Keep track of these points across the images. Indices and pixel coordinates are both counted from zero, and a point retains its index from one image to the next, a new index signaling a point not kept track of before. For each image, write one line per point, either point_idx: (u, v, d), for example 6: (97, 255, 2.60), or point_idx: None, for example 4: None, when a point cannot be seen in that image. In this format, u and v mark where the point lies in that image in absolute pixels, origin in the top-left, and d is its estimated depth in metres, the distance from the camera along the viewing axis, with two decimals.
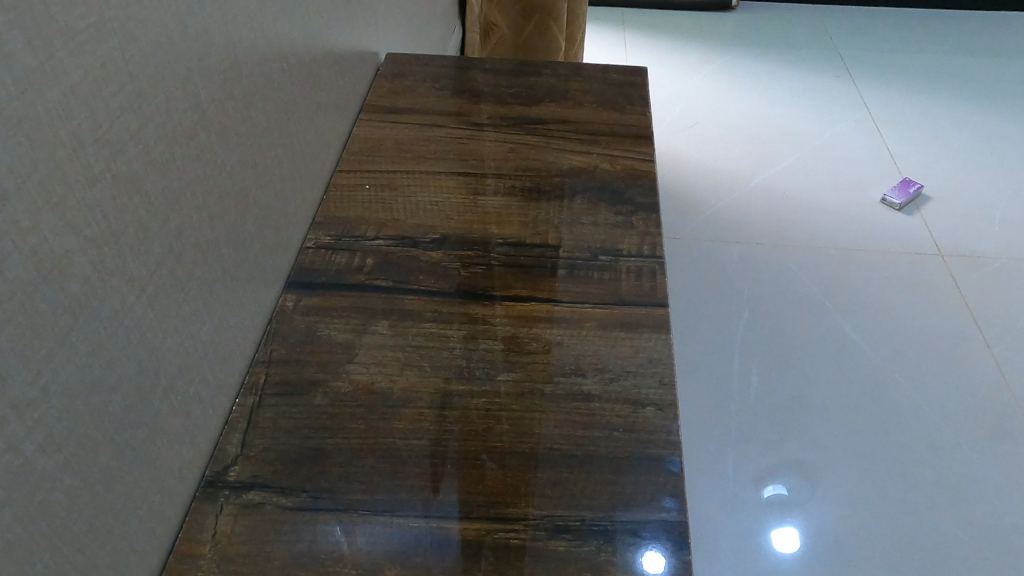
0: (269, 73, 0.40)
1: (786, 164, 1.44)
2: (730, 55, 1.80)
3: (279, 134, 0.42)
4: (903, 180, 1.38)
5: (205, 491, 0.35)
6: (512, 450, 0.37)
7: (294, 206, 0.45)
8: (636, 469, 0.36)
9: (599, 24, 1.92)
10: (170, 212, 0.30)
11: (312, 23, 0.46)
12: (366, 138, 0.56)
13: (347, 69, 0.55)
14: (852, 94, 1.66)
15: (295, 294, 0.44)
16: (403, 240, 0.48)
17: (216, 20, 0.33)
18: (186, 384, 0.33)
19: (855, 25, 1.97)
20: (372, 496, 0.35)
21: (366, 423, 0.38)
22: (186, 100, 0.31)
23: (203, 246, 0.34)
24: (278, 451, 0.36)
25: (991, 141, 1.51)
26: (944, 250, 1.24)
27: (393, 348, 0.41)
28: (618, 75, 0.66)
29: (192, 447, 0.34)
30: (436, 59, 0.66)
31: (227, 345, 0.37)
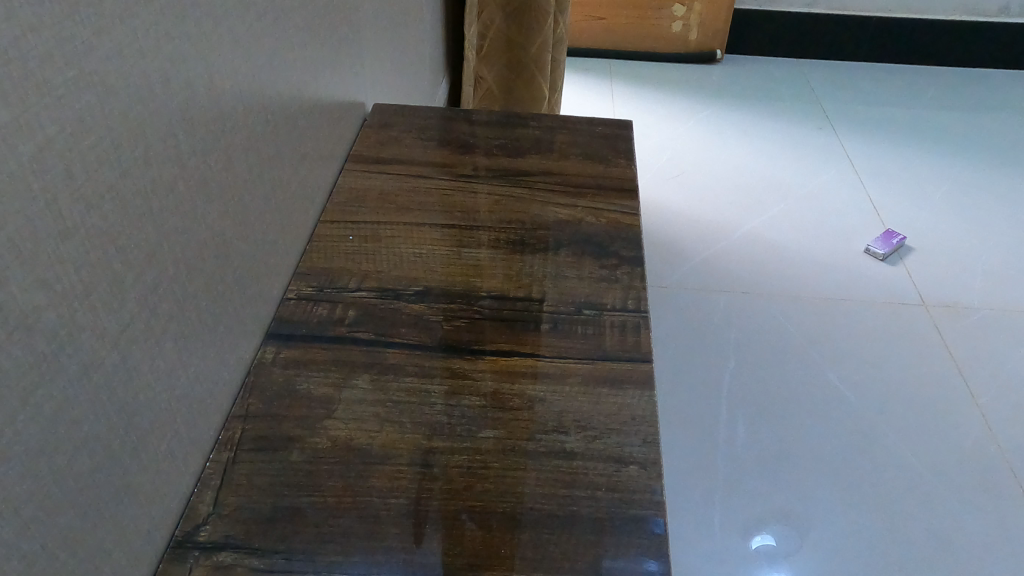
0: (254, 123, 0.40)
1: (770, 214, 1.45)
2: (715, 106, 1.83)
3: (262, 185, 0.42)
4: (886, 231, 1.40)
5: (175, 552, 0.33)
6: (493, 510, 0.36)
7: (276, 257, 0.45)
8: (618, 531, 0.35)
9: (586, 75, 1.96)
10: (147, 265, 0.30)
11: (298, 75, 0.46)
12: (351, 188, 0.56)
13: (333, 118, 0.55)
14: (834, 145, 1.69)
15: (275, 346, 0.43)
16: (385, 292, 0.47)
17: (200, 73, 0.33)
18: (158, 440, 0.32)
19: (837, 78, 2.01)
20: (348, 557, 0.34)
21: (344, 480, 0.37)
22: (167, 153, 0.31)
23: (180, 300, 0.33)
24: (252, 510, 0.35)
25: (971, 193, 1.53)
26: (927, 299, 1.25)
27: (373, 403, 0.41)
28: (603, 128, 0.66)
29: (162, 506, 0.33)
30: (422, 111, 0.67)
31: (203, 401, 0.36)
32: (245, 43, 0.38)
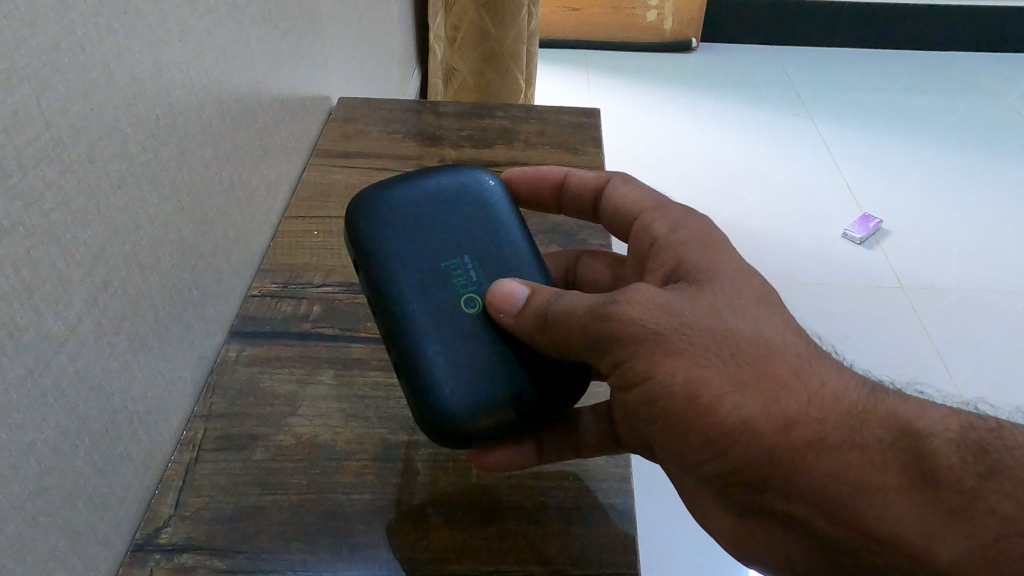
0: (208, 117, 0.39)
1: (748, 201, 1.45)
2: (690, 94, 1.83)
3: (221, 180, 0.41)
4: (863, 216, 1.40)
5: (134, 555, 0.33)
6: (458, 503, 0.36)
7: (238, 254, 0.44)
8: (586, 520, 0.36)
9: (561, 66, 1.95)
10: (94, 265, 0.29)
11: (256, 68, 0.45)
12: (316, 183, 0.55)
13: (295, 112, 0.54)
14: (809, 130, 1.69)
15: (238, 344, 0.42)
16: (350, 287, 0.47)
17: (148, 67, 0.33)
18: (113, 441, 0.31)
19: (812, 64, 2.01)
20: (313, 555, 0.33)
21: (308, 478, 0.36)
22: (114, 149, 0.30)
23: (134, 298, 0.32)
24: (215, 510, 0.35)
25: (946, 175, 1.54)
26: (905, 282, 1.26)
27: (338, 400, 0.40)
28: (570, 116, 0.66)
29: (121, 509, 0.32)
30: (390, 103, 0.66)
31: (162, 401, 0.36)
32: (197, 35, 0.37)
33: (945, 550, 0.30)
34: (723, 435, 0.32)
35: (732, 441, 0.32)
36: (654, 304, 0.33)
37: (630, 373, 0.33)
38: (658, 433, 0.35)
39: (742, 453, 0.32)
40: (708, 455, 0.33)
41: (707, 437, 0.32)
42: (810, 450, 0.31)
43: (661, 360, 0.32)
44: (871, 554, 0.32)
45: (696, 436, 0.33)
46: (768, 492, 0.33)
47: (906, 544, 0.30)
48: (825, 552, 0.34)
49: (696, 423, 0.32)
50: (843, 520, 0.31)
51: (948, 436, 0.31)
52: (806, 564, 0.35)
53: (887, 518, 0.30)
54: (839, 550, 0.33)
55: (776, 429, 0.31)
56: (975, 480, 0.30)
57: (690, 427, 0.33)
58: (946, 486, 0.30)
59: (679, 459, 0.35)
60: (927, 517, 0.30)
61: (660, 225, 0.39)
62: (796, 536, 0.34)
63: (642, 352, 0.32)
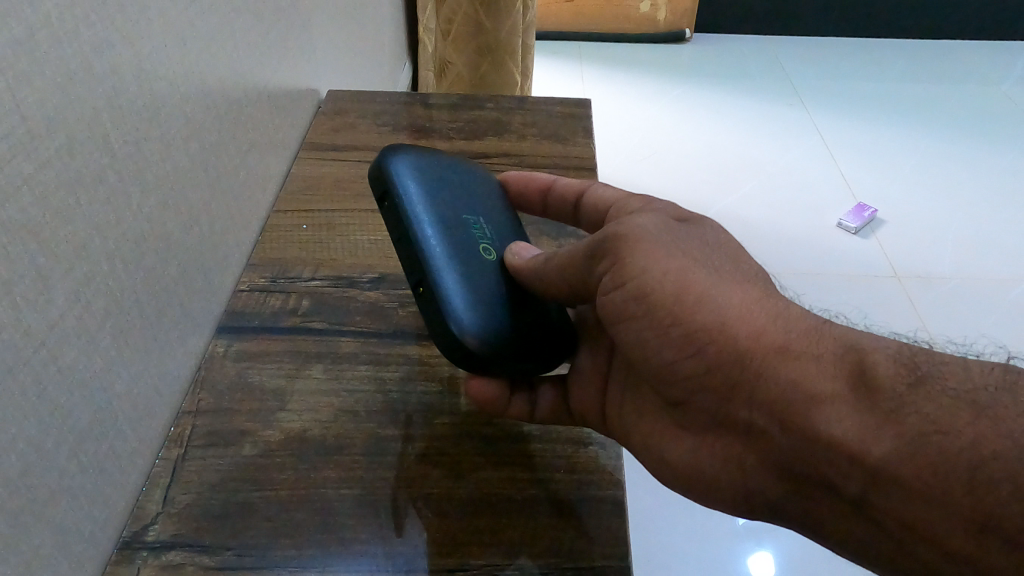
0: (193, 110, 0.39)
1: (743, 192, 1.45)
2: (684, 85, 1.83)
3: (207, 173, 0.41)
4: (858, 205, 1.40)
5: (122, 553, 0.32)
6: (448, 496, 0.36)
7: (225, 248, 0.44)
8: (578, 512, 0.36)
9: (555, 58, 1.94)
10: (76, 259, 0.29)
11: (242, 60, 0.45)
12: (305, 177, 0.55)
13: (283, 104, 0.54)
14: (804, 120, 1.69)
15: (226, 339, 0.42)
16: (340, 281, 0.47)
17: (129, 59, 0.32)
18: (99, 437, 0.31)
19: (806, 53, 2.01)
20: (302, 550, 0.33)
21: (297, 473, 0.36)
22: (94, 142, 0.30)
23: (118, 293, 0.32)
24: (203, 507, 0.34)
25: (941, 164, 1.53)
26: (900, 272, 1.26)
27: (327, 394, 0.40)
28: (561, 107, 0.66)
29: (107, 506, 0.32)
30: (379, 96, 0.66)
31: (148, 398, 0.35)
32: (179, 26, 0.37)
33: (877, 448, 0.30)
34: (695, 334, 0.34)
35: (704, 339, 0.34)
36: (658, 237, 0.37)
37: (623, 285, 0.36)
38: (641, 350, 0.37)
39: (716, 349, 0.34)
40: (680, 358, 0.35)
41: (683, 335, 0.34)
42: (767, 352, 0.33)
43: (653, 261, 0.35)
44: (814, 463, 0.32)
45: (672, 336, 0.35)
46: (734, 401, 0.34)
47: (843, 447, 0.30)
48: (779, 472, 0.34)
49: (673, 324, 0.34)
50: (792, 423, 0.32)
51: (888, 353, 0.32)
52: (762, 496, 0.35)
53: (829, 419, 0.31)
54: (790, 467, 0.33)
55: (743, 330, 0.33)
56: (908, 387, 0.30)
57: (666, 330, 0.35)
58: (883, 392, 0.30)
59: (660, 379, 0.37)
60: (865, 419, 0.30)
61: (637, 203, 0.44)
62: (754, 460, 0.35)
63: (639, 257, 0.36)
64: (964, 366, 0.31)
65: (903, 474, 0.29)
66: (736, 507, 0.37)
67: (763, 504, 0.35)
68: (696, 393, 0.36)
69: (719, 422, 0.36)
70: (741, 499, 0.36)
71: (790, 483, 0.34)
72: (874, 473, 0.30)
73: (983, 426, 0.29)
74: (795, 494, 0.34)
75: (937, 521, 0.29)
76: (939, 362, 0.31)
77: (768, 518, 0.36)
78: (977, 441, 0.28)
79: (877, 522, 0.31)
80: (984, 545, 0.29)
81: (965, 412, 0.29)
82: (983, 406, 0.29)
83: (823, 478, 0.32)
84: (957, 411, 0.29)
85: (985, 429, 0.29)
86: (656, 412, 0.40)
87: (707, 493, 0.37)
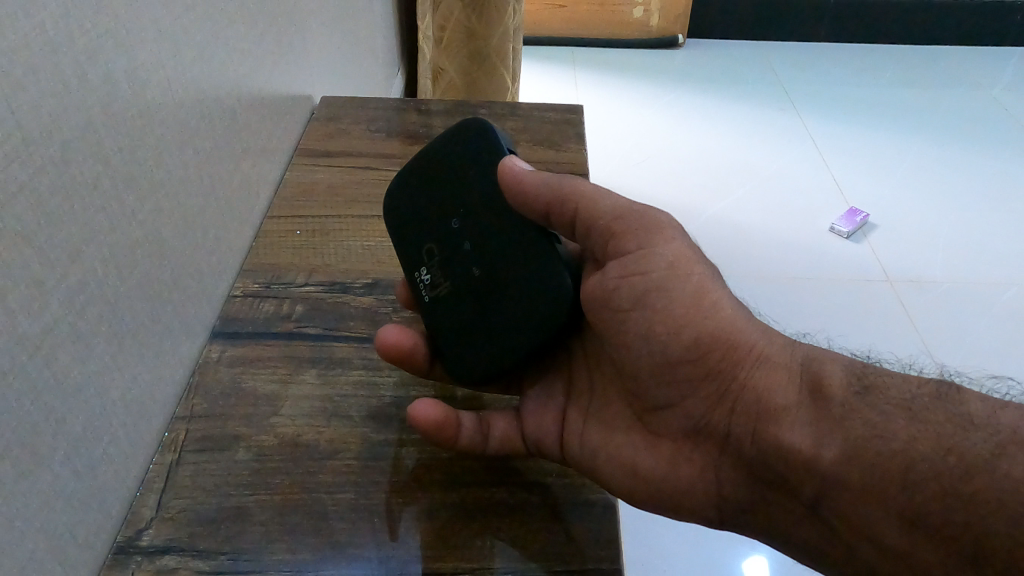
0: (186, 117, 0.39)
1: (736, 197, 1.46)
2: (677, 90, 1.83)
3: (200, 180, 0.41)
4: (850, 210, 1.41)
5: (116, 558, 0.33)
6: (440, 501, 0.36)
7: (219, 253, 0.44)
8: (569, 515, 0.36)
9: (548, 63, 1.95)
10: (70, 266, 0.29)
11: (236, 67, 0.45)
12: (299, 182, 0.55)
13: (276, 111, 0.54)
14: (797, 125, 1.70)
15: (220, 344, 0.42)
16: (333, 286, 0.47)
17: (123, 67, 0.33)
18: (93, 443, 0.31)
19: (798, 59, 2.02)
20: (295, 554, 0.33)
21: (291, 477, 0.36)
22: (89, 150, 0.30)
23: (111, 299, 0.32)
24: (197, 511, 0.34)
25: (932, 169, 1.54)
26: (893, 276, 1.27)
27: (320, 399, 0.40)
28: (553, 113, 0.66)
29: (101, 512, 0.32)
30: (372, 102, 0.66)
31: (142, 403, 0.35)
32: (174, 34, 0.37)
33: (829, 453, 0.32)
34: (702, 338, 0.36)
35: (709, 344, 0.36)
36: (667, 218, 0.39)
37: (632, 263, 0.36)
38: (632, 359, 0.38)
39: (718, 356, 0.36)
40: (676, 364, 0.37)
41: (691, 338, 0.36)
42: (754, 362, 0.35)
43: (657, 244, 0.37)
44: (779, 469, 0.34)
45: (663, 346, 0.36)
46: (717, 409, 0.36)
47: (798, 453, 0.33)
48: (749, 478, 0.36)
49: (666, 330, 0.36)
50: (765, 429, 0.34)
51: (842, 366, 0.35)
52: (730, 503, 0.37)
53: (794, 427, 0.33)
54: (758, 473, 0.35)
55: (731, 341, 0.36)
56: (856, 396, 0.33)
57: (670, 336, 0.36)
58: (835, 400, 0.33)
59: (649, 388, 0.38)
60: (819, 426, 0.33)
61: None
62: (728, 468, 0.37)
63: (645, 240, 0.37)
64: (902, 379, 0.34)
65: (847, 476, 0.32)
66: (704, 514, 0.38)
67: (730, 512, 0.37)
68: (683, 402, 0.38)
69: (701, 431, 0.38)
70: (712, 507, 0.38)
71: (757, 490, 0.36)
72: (822, 477, 0.32)
73: (915, 429, 0.31)
74: (759, 501, 0.36)
75: (875, 518, 0.32)
76: (881, 375, 0.34)
77: (733, 526, 0.38)
78: (909, 443, 0.31)
79: (824, 523, 0.34)
80: (914, 540, 0.31)
81: (901, 419, 0.32)
82: (915, 413, 0.32)
83: (785, 484, 0.34)
84: (893, 419, 0.32)
85: (917, 433, 0.31)
86: (625, 429, 0.40)
87: (673, 503, 0.38)
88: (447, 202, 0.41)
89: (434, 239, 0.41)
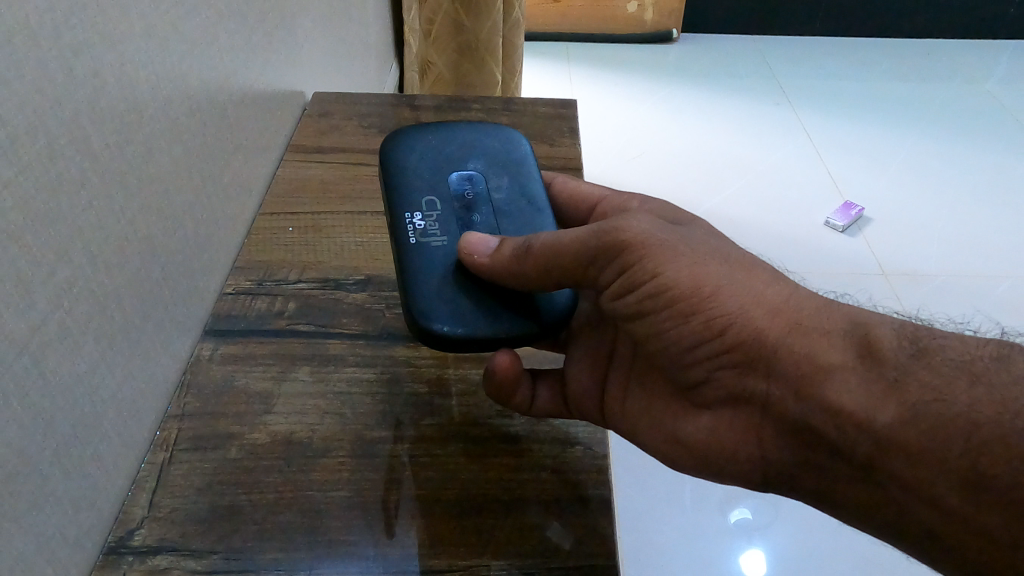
0: (176, 112, 0.38)
1: (730, 191, 1.45)
2: (672, 84, 1.83)
3: (191, 178, 0.40)
4: (845, 204, 1.41)
5: (108, 558, 0.32)
6: (436, 499, 0.36)
7: (210, 251, 0.44)
8: (566, 511, 0.36)
9: (542, 58, 1.94)
10: (58, 264, 0.29)
11: (226, 63, 0.45)
12: (291, 179, 0.55)
13: (268, 108, 0.54)
14: (791, 119, 1.69)
15: (212, 343, 0.42)
16: (327, 282, 0.47)
17: (111, 62, 0.32)
18: (82, 442, 0.31)
19: (792, 53, 2.02)
20: (288, 553, 0.33)
21: (284, 475, 0.36)
22: (76, 146, 0.30)
23: (100, 298, 0.32)
24: (189, 511, 0.34)
25: (926, 162, 1.54)
26: (887, 269, 1.27)
27: (314, 396, 0.40)
28: (546, 107, 0.66)
29: (91, 512, 0.32)
30: (365, 97, 0.66)
31: (133, 402, 0.35)
32: (162, 30, 0.37)
33: (885, 415, 0.32)
34: (715, 319, 0.35)
35: (723, 324, 0.35)
36: (647, 227, 0.37)
37: (640, 274, 0.36)
38: (662, 336, 0.38)
39: (736, 333, 0.35)
40: (700, 342, 0.36)
41: (705, 320, 0.36)
42: (786, 330, 0.35)
43: (662, 241, 0.37)
44: (824, 434, 0.33)
45: (695, 322, 0.36)
46: (753, 377, 0.36)
47: (851, 414, 0.32)
48: (792, 442, 0.35)
49: (696, 311, 0.36)
50: (805, 396, 0.34)
51: (892, 330, 0.34)
52: (774, 470, 0.37)
53: (844, 390, 0.33)
54: (802, 437, 0.34)
55: (764, 311, 0.35)
56: (912, 358, 0.33)
57: (686, 317, 0.36)
58: (890, 363, 0.33)
59: (683, 361, 0.38)
60: (872, 388, 0.32)
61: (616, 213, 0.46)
62: (770, 431, 0.36)
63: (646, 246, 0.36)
64: (958, 341, 0.34)
65: (908, 438, 0.31)
66: (750, 481, 0.38)
67: (774, 478, 0.37)
68: (718, 373, 0.37)
69: (738, 398, 0.37)
70: (755, 473, 0.37)
71: (801, 454, 0.35)
72: (880, 438, 0.32)
73: (977, 391, 0.31)
74: (803, 464, 0.35)
75: (932, 480, 0.31)
76: (937, 338, 0.34)
77: (777, 491, 0.37)
78: (972, 404, 0.31)
79: (877, 485, 0.33)
80: (977, 501, 0.30)
81: (961, 380, 0.31)
82: (978, 374, 0.32)
83: (833, 447, 0.33)
84: (955, 380, 0.31)
85: (979, 394, 0.31)
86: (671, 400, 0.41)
87: (720, 471, 0.38)
88: (462, 175, 0.45)
89: (439, 196, 0.44)
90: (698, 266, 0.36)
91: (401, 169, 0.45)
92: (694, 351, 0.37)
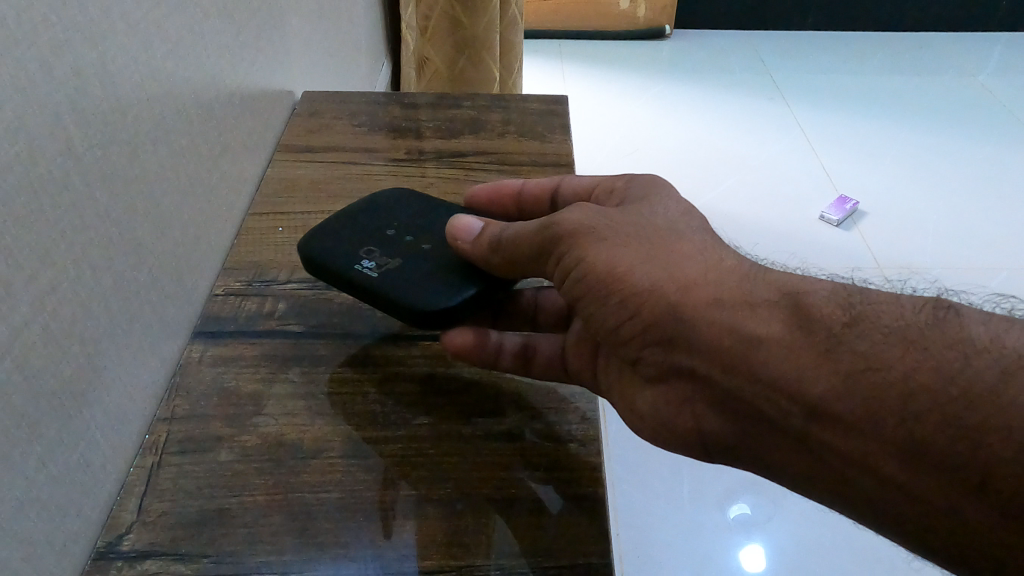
0: (160, 110, 0.38)
1: (725, 187, 1.45)
2: (666, 81, 1.82)
3: (177, 177, 0.40)
4: (839, 198, 1.41)
5: (96, 564, 0.32)
6: (426, 498, 0.36)
7: (198, 251, 0.43)
8: (558, 509, 0.35)
9: (535, 56, 1.94)
10: (41, 265, 0.28)
11: (212, 61, 0.44)
12: (280, 179, 0.55)
13: (256, 107, 0.53)
14: (786, 114, 1.69)
15: (201, 345, 0.42)
16: (316, 283, 0.46)
17: (93, 62, 0.32)
18: (68, 446, 0.30)
19: (786, 48, 2.01)
20: (282, 556, 0.33)
21: (274, 478, 0.36)
22: (57, 147, 0.29)
23: (85, 298, 0.31)
24: (180, 514, 0.34)
25: (920, 156, 1.54)
26: (882, 263, 1.27)
27: (304, 399, 0.40)
28: (536, 104, 0.66)
29: (77, 518, 0.31)
30: (354, 97, 0.65)
31: (120, 406, 0.35)
32: (145, 30, 0.36)
33: (813, 388, 0.31)
34: (630, 297, 0.35)
35: (639, 301, 0.35)
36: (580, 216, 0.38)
37: (568, 261, 0.37)
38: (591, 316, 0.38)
39: (649, 310, 0.35)
40: (622, 323, 0.36)
41: (620, 300, 0.35)
42: (704, 305, 0.34)
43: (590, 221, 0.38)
44: (758, 406, 0.33)
45: (614, 302, 0.36)
46: (679, 354, 0.35)
47: (784, 387, 0.32)
48: (728, 414, 0.35)
49: (613, 291, 0.35)
50: (732, 371, 0.33)
51: (823, 296, 0.33)
52: (716, 440, 0.36)
53: (771, 361, 0.32)
54: (736, 409, 0.34)
55: (679, 284, 0.34)
56: (844, 327, 0.32)
57: (606, 296, 0.36)
58: (823, 333, 0.32)
59: (612, 339, 0.38)
60: (800, 360, 0.32)
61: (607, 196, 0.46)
62: (702, 404, 0.36)
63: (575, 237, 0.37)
64: (894, 305, 0.33)
65: (840, 409, 0.31)
66: (693, 451, 0.37)
67: (717, 447, 0.37)
68: (645, 350, 0.37)
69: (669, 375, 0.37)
70: (698, 445, 0.37)
71: (737, 425, 0.35)
72: (812, 409, 0.31)
73: (911, 360, 0.30)
74: (740, 434, 0.35)
75: (868, 450, 0.31)
76: (872, 302, 0.33)
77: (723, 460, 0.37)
78: (907, 372, 0.30)
79: (814, 455, 0.33)
80: (914, 469, 0.30)
81: (899, 348, 0.31)
82: (915, 341, 0.31)
83: (768, 418, 0.33)
84: (889, 348, 0.31)
85: (916, 362, 0.30)
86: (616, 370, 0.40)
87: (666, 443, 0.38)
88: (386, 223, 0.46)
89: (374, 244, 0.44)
90: (616, 247, 0.36)
91: (322, 235, 0.44)
92: (619, 331, 0.37)
